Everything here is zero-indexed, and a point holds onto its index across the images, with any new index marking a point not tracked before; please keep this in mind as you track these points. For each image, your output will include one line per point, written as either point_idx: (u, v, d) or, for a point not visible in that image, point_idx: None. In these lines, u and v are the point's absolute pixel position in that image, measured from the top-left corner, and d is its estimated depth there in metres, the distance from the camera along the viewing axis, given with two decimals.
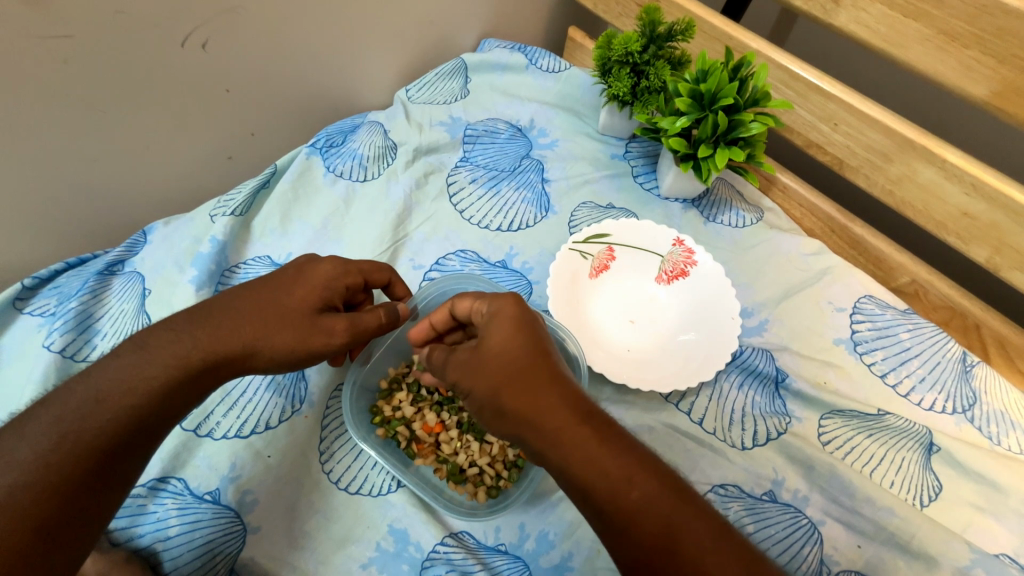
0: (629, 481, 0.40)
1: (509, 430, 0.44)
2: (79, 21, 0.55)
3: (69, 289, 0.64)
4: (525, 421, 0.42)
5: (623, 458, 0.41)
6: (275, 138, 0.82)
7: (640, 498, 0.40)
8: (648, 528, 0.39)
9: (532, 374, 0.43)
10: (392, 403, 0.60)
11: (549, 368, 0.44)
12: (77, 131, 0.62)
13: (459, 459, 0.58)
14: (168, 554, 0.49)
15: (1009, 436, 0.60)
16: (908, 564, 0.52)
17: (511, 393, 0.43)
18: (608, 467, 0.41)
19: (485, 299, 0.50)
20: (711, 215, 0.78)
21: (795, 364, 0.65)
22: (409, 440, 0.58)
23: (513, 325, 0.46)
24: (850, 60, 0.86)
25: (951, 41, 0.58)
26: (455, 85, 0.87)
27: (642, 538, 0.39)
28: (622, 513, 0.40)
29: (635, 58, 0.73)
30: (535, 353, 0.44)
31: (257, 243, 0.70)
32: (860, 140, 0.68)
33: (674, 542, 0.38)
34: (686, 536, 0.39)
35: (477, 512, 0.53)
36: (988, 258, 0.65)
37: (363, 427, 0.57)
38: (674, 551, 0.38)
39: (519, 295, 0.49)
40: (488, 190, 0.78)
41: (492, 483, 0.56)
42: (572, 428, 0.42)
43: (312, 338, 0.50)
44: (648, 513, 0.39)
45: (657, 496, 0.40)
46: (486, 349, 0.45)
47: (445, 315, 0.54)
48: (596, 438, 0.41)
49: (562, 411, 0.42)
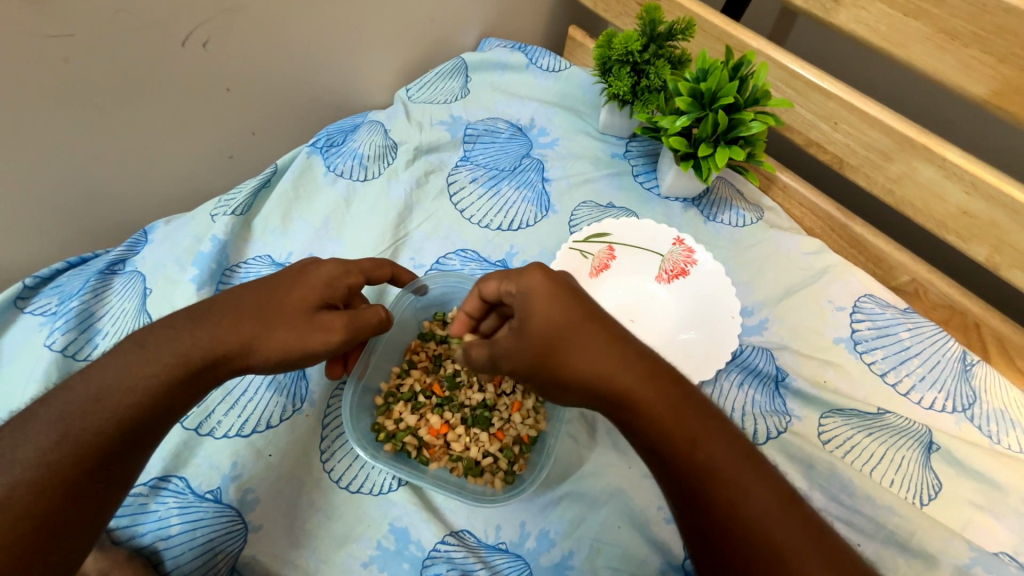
0: (693, 440, 0.40)
1: (571, 395, 0.45)
2: (80, 21, 0.55)
3: (69, 289, 0.64)
4: (583, 384, 0.43)
5: (683, 417, 0.41)
6: (276, 137, 0.82)
7: (706, 456, 0.40)
8: (712, 482, 0.39)
9: (583, 341, 0.43)
10: (392, 417, 0.60)
11: (606, 329, 0.44)
12: (77, 130, 0.62)
13: (471, 452, 0.58)
14: (169, 553, 0.49)
15: (1008, 435, 0.60)
16: (907, 562, 0.53)
17: (576, 359, 0.43)
18: (671, 425, 0.41)
19: (513, 278, 0.48)
20: (711, 214, 0.78)
21: (795, 363, 0.65)
22: (419, 448, 0.58)
23: (563, 295, 0.45)
24: (850, 59, 0.86)
25: (951, 39, 0.58)
26: (455, 84, 0.87)
27: (704, 494, 0.39)
28: (694, 481, 0.40)
29: (636, 57, 0.73)
30: (581, 322, 0.44)
31: (258, 242, 0.70)
32: (860, 139, 0.68)
33: (735, 502, 0.38)
34: (743, 501, 0.38)
35: (496, 497, 0.54)
36: (987, 257, 0.65)
37: (369, 445, 0.56)
38: (733, 511, 0.38)
39: (547, 267, 0.47)
40: (489, 189, 0.78)
41: (507, 467, 0.57)
42: (634, 390, 0.42)
43: (309, 335, 0.50)
44: (711, 471, 0.39)
45: (725, 459, 0.40)
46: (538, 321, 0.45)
47: (478, 302, 0.54)
48: (661, 400, 0.42)
49: (626, 376, 0.42)
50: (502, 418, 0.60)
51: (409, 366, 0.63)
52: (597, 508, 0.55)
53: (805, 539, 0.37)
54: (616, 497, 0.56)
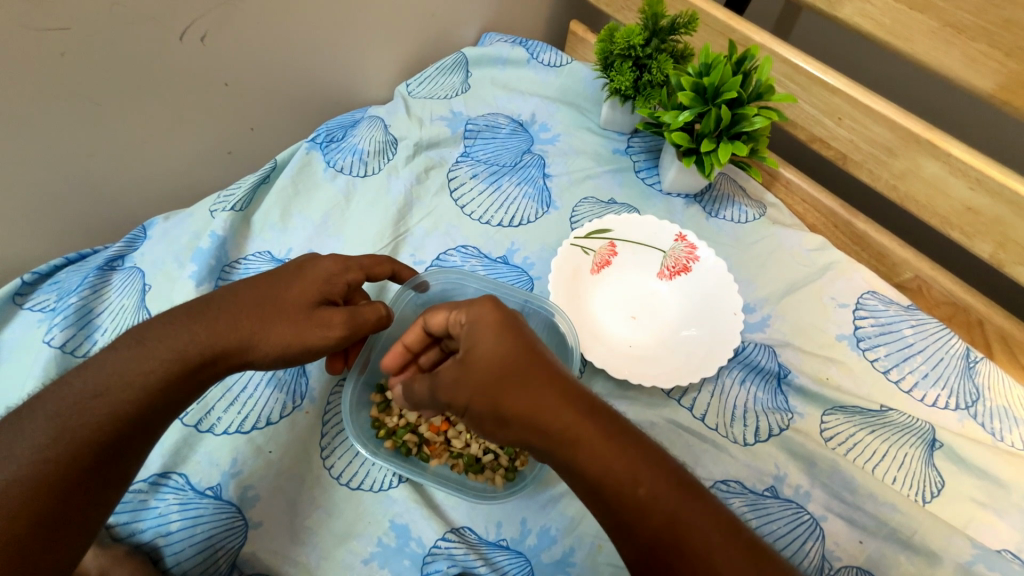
0: (635, 478, 0.40)
1: (511, 435, 0.43)
2: (77, 15, 0.54)
3: (68, 285, 0.64)
4: (524, 422, 0.42)
5: (625, 454, 0.41)
6: (276, 132, 0.81)
7: (648, 491, 0.40)
8: (656, 518, 0.39)
9: (526, 375, 0.42)
10: (393, 413, 0.60)
11: (544, 367, 0.43)
12: (75, 124, 0.61)
13: (471, 450, 0.58)
14: (169, 550, 0.49)
15: (1012, 432, 0.60)
16: (909, 559, 0.52)
17: (519, 398, 0.41)
18: (614, 464, 0.40)
19: (462, 308, 0.48)
20: (713, 210, 0.78)
21: (797, 360, 0.65)
22: (419, 445, 0.58)
23: (498, 330, 0.44)
24: (853, 53, 0.85)
25: (957, 33, 0.58)
26: (456, 79, 0.86)
27: (649, 531, 0.39)
28: (638, 521, 0.40)
29: (637, 52, 0.73)
30: (525, 354, 0.43)
31: (257, 238, 0.70)
32: (864, 135, 0.68)
33: (681, 542, 0.38)
34: (688, 534, 0.39)
35: (495, 495, 0.54)
36: (993, 253, 0.64)
37: (369, 440, 0.57)
38: (679, 546, 0.38)
39: (496, 297, 0.47)
40: (489, 185, 0.77)
41: (507, 466, 0.57)
42: (576, 429, 0.41)
43: (309, 331, 0.49)
44: (655, 508, 0.39)
45: (668, 492, 0.40)
46: (478, 358, 0.43)
47: (419, 333, 0.53)
48: (603, 438, 0.41)
49: (568, 412, 0.41)
50: None
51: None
52: None
53: (744, 564, 0.38)
54: None
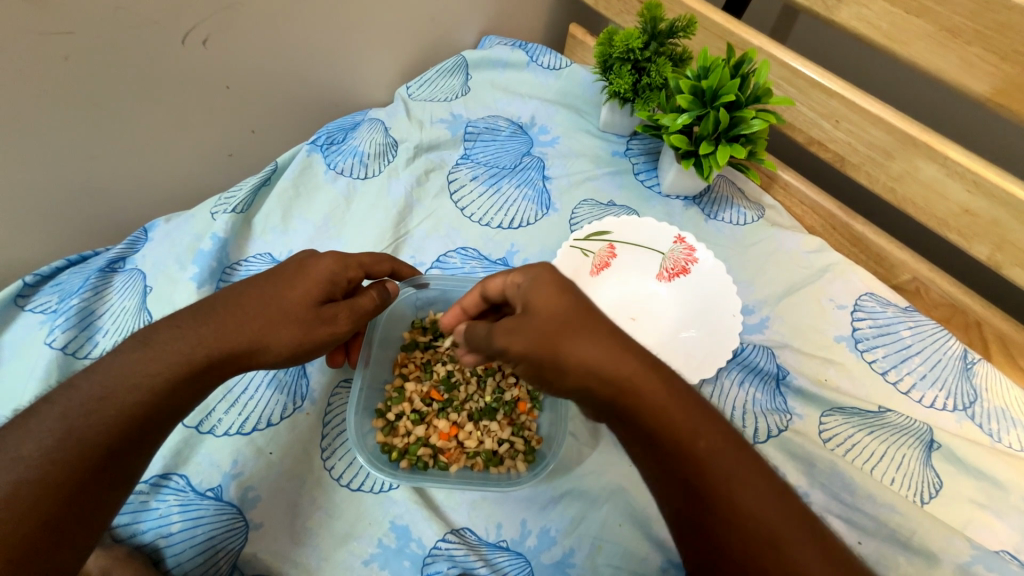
0: (695, 431, 0.41)
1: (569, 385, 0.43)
2: (80, 20, 0.55)
3: (70, 287, 0.64)
4: (586, 371, 0.42)
5: (684, 413, 0.41)
6: (277, 134, 0.82)
7: (722, 472, 0.39)
8: (737, 503, 0.38)
9: (581, 326, 0.43)
10: (399, 433, 0.59)
11: (605, 325, 0.44)
12: (77, 127, 0.62)
13: (487, 445, 0.58)
14: (170, 550, 0.49)
15: (1009, 433, 0.60)
16: (908, 560, 0.53)
17: (590, 355, 0.42)
18: (677, 418, 0.41)
19: (518, 271, 0.48)
20: (712, 212, 0.78)
21: (795, 361, 0.65)
22: (434, 455, 0.58)
23: (557, 287, 0.45)
24: (851, 57, 0.86)
25: (953, 37, 0.58)
26: (456, 82, 0.87)
27: (689, 482, 0.40)
28: (688, 470, 0.40)
29: (636, 55, 0.73)
30: (581, 311, 0.44)
31: (258, 240, 0.70)
32: (861, 137, 0.68)
33: (732, 497, 0.39)
34: (763, 518, 0.38)
35: (522, 478, 0.55)
36: (989, 255, 0.65)
37: (386, 466, 0.55)
38: (730, 502, 0.38)
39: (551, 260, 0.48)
40: (489, 187, 0.78)
41: (525, 448, 0.59)
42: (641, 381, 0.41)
43: (318, 331, 0.50)
44: (711, 462, 0.40)
45: (750, 480, 0.39)
46: (543, 311, 0.44)
47: (477, 298, 0.53)
48: (684, 410, 0.41)
49: (651, 376, 0.42)
50: (506, 407, 0.61)
51: (402, 379, 0.62)
52: (597, 507, 0.55)
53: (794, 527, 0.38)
54: (617, 496, 0.56)
